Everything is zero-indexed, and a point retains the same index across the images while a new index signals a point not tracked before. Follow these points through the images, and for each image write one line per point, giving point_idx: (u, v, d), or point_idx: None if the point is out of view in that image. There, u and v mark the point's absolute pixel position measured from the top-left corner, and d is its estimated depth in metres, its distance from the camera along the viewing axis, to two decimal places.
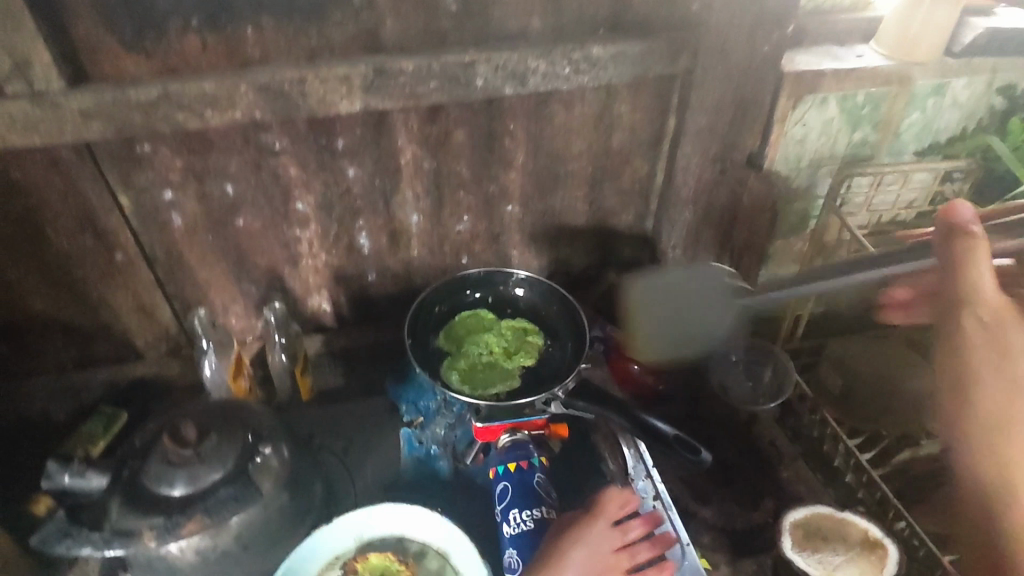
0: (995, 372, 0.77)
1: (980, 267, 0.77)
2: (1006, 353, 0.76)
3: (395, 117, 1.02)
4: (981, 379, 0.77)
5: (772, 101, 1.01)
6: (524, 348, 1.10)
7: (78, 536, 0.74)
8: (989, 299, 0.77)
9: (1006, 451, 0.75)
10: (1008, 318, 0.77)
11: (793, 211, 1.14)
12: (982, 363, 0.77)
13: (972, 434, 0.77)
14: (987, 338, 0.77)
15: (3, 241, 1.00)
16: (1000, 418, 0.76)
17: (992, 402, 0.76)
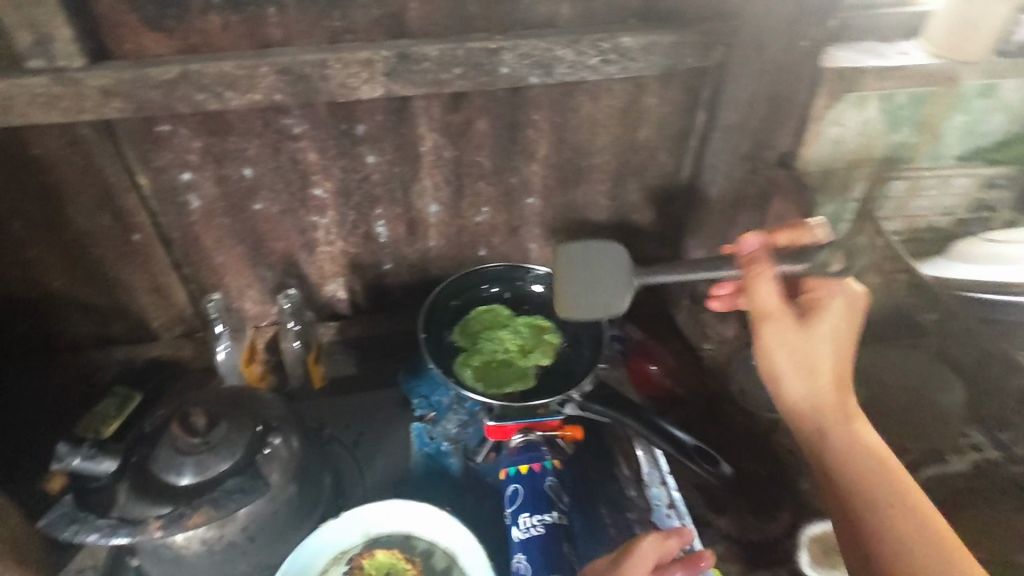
0: (804, 380, 0.76)
1: (759, 289, 0.79)
2: (818, 359, 0.76)
3: (417, 104, 0.99)
4: (796, 388, 0.76)
5: (807, 99, 0.96)
6: (540, 346, 1.07)
7: (84, 522, 0.72)
8: (768, 313, 0.78)
9: (834, 452, 0.73)
10: (813, 322, 0.77)
11: (824, 213, 1.10)
12: (791, 371, 0.76)
13: (830, 436, 0.74)
14: (791, 348, 0.76)
15: (22, 218, 0.99)
16: (820, 419, 0.75)
17: (808, 405, 0.76)
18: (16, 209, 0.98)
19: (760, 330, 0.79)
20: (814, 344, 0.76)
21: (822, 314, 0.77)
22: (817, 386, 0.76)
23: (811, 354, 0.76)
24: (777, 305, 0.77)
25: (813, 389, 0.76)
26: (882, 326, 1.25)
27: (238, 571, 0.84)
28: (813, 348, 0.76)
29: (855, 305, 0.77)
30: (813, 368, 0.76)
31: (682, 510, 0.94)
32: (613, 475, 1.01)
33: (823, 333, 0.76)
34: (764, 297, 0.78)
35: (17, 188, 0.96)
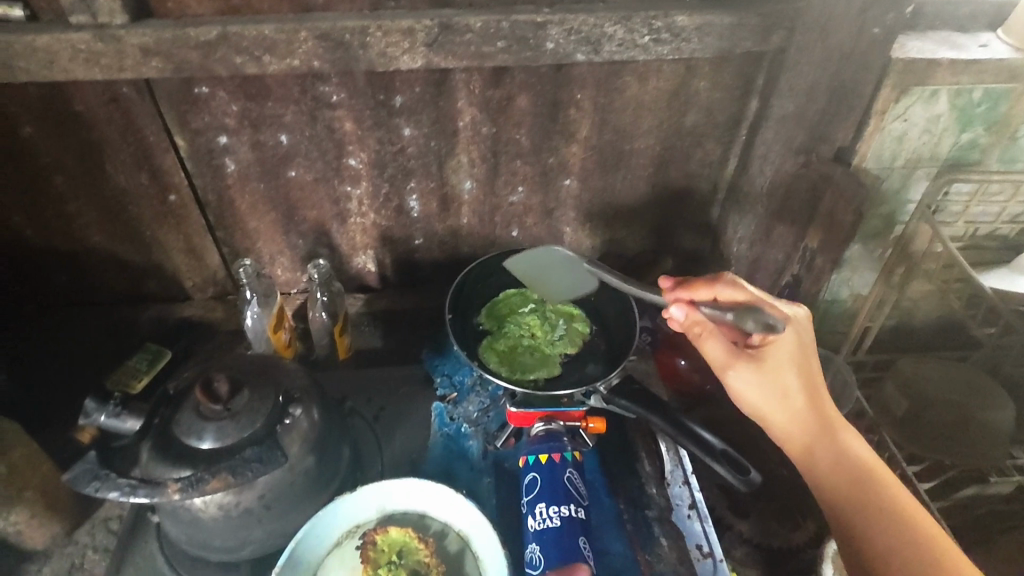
0: (782, 409, 0.79)
1: (707, 348, 0.81)
2: (785, 386, 0.79)
3: (457, 77, 0.96)
4: (774, 418, 0.79)
5: (873, 90, 0.90)
6: (568, 333, 1.05)
7: (106, 479, 0.73)
8: (722, 365, 0.81)
9: (824, 471, 0.76)
10: (769, 357, 0.80)
11: (877, 215, 1.03)
12: (767, 404, 0.79)
13: (817, 458, 0.77)
14: (756, 386, 0.80)
15: (64, 173, 1.00)
16: (806, 441, 0.78)
17: (791, 430, 0.79)
18: (58, 163, 0.99)
19: (725, 380, 0.81)
20: (778, 373, 0.79)
21: (775, 344, 0.80)
22: (794, 410, 0.78)
23: (780, 382, 0.79)
24: (727, 355, 0.80)
25: (790, 416, 0.79)
26: (928, 336, 1.19)
27: (253, 537, 0.85)
28: (778, 377, 0.79)
29: (801, 329, 0.81)
30: (785, 396, 0.79)
31: (704, 512, 0.92)
32: (634, 471, 0.98)
33: (782, 359, 0.79)
34: (713, 351, 0.81)
35: (59, 143, 0.96)
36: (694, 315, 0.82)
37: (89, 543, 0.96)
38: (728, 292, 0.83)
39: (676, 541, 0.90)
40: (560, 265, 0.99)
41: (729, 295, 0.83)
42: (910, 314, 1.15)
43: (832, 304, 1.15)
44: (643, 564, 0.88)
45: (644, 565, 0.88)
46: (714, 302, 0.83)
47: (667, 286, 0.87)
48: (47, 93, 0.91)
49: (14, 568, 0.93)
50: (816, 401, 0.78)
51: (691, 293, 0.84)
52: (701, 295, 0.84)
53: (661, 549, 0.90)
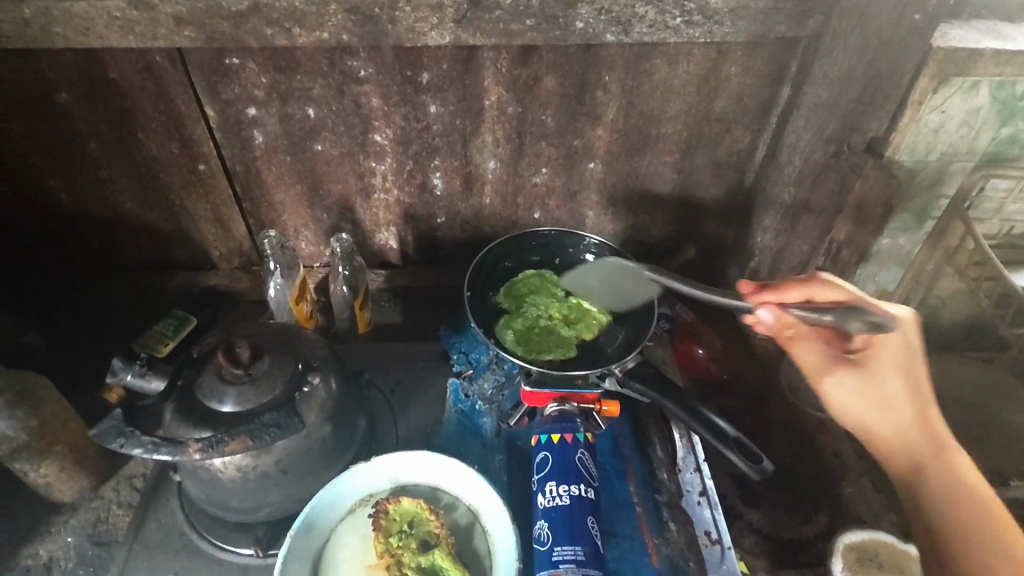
0: (885, 420, 0.77)
1: (799, 351, 0.83)
2: (888, 396, 0.77)
3: (485, 54, 0.96)
4: (878, 430, 0.78)
5: (910, 81, 0.84)
6: (586, 316, 1.05)
7: (130, 436, 0.75)
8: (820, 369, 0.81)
9: (933, 491, 0.73)
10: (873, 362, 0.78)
11: (909, 208, 0.98)
12: (868, 414, 0.78)
13: (925, 475, 0.74)
14: (855, 394, 0.79)
15: (99, 139, 1.02)
16: (913, 457, 0.75)
17: (896, 445, 0.76)
18: (93, 130, 1.01)
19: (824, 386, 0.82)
20: (880, 382, 0.78)
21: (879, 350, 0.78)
22: (900, 424, 0.76)
23: (883, 392, 0.77)
24: (824, 359, 0.82)
25: (895, 429, 0.76)
26: (955, 335, 1.16)
27: (270, 500, 0.87)
28: (880, 385, 0.78)
29: (909, 333, 0.77)
30: (888, 407, 0.77)
31: (714, 499, 0.93)
32: (646, 456, 0.99)
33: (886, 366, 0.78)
34: (808, 356, 0.83)
35: (94, 110, 0.99)
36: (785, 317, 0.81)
37: (114, 498, 1.00)
38: (823, 292, 0.80)
39: (684, 527, 0.91)
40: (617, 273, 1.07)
41: (824, 295, 0.80)
42: (937, 312, 1.13)
43: None
44: (650, 547, 0.89)
45: (651, 549, 0.89)
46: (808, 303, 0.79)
47: (748, 290, 0.83)
48: (83, 60, 0.92)
49: (44, 518, 0.98)
50: (923, 416, 0.76)
51: (779, 294, 0.81)
52: (794, 295, 0.81)
53: (669, 533, 0.90)
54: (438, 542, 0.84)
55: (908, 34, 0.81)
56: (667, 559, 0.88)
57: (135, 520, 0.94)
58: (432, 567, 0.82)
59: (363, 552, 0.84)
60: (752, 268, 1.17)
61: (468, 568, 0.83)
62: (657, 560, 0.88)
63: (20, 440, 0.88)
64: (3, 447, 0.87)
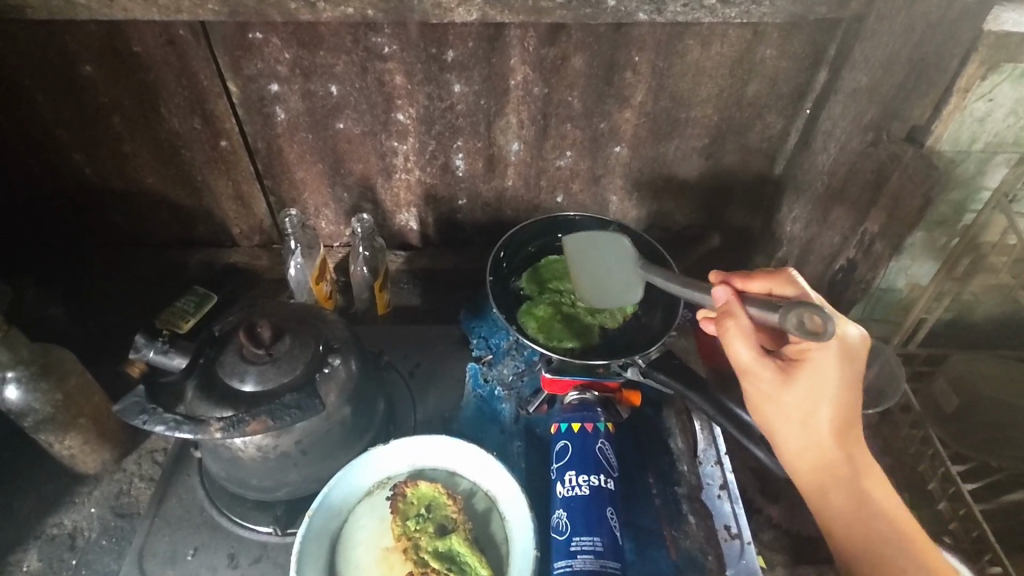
0: (801, 435, 0.73)
1: (733, 344, 0.73)
2: (811, 412, 0.71)
3: (512, 32, 0.93)
4: (791, 445, 0.73)
5: (958, 66, 0.81)
6: (610, 306, 1.03)
7: (152, 414, 0.76)
8: (749, 369, 0.73)
9: (839, 512, 0.71)
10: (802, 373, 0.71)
11: (948, 201, 0.94)
12: (783, 427, 0.73)
13: (830, 497, 0.71)
14: (778, 403, 0.73)
15: (121, 113, 1.02)
16: (819, 477, 0.72)
17: (808, 463, 0.73)
18: (116, 104, 1.00)
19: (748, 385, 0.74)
20: (806, 393, 0.71)
21: (813, 363, 0.71)
22: (816, 442, 0.72)
23: (809, 407, 0.71)
24: (754, 359, 0.72)
25: (810, 446, 0.72)
26: (989, 331, 1.13)
27: (289, 479, 0.88)
28: (807, 401, 0.71)
29: (851, 355, 0.70)
30: (809, 423, 0.72)
31: (735, 494, 0.92)
32: (666, 447, 0.98)
33: (815, 383, 0.71)
34: (739, 353, 0.73)
35: (117, 84, 0.98)
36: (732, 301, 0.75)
37: (136, 471, 1.02)
38: (783, 287, 0.77)
39: (703, 520, 0.90)
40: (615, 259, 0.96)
41: (784, 293, 0.77)
42: (971, 308, 1.09)
43: (885, 293, 1.06)
44: (669, 540, 0.88)
45: (670, 541, 0.88)
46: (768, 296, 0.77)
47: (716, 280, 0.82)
48: (105, 33, 0.91)
49: (68, 489, 1.00)
50: (844, 437, 0.71)
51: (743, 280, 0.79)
52: (756, 286, 0.79)
53: (688, 526, 0.90)
54: (456, 527, 0.84)
55: (959, 17, 0.77)
56: (685, 552, 0.87)
57: (157, 494, 0.95)
58: (449, 551, 0.82)
59: (381, 534, 0.84)
60: (779, 258, 1.14)
61: (485, 553, 0.83)
62: (675, 553, 0.87)
63: (46, 412, 0.89)
64: (30, 417, 0.89)
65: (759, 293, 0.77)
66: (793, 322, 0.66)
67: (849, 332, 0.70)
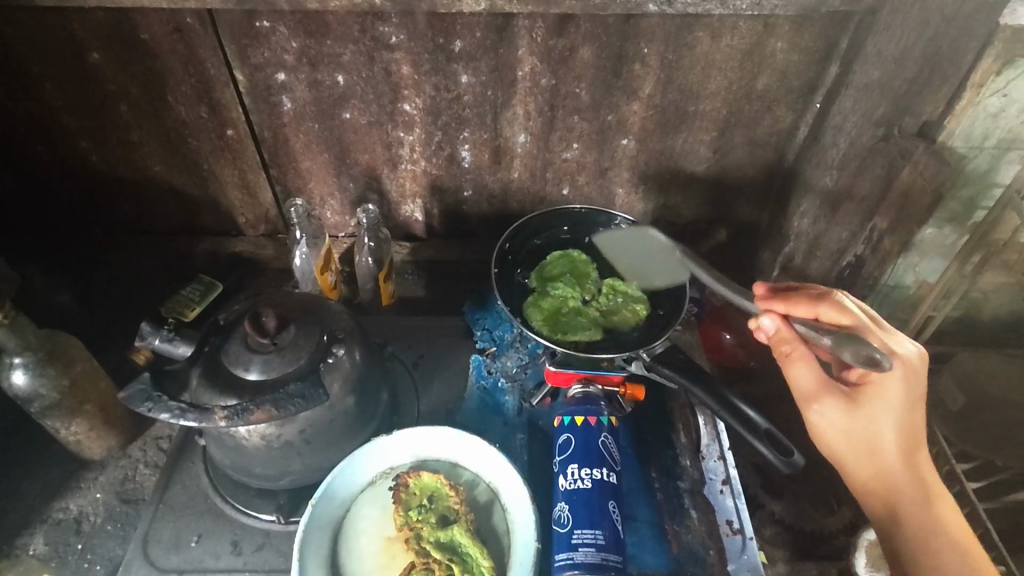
0: (868, 460, 0.74)
1: (793, 373, 0.75)
2: (878, 436, 0.73)
3: (520, 22, 0.93)
4: (858, 468, 0.75)
5: (974, 59, 0.80)
6: (623, 309, 1.00)
7: (157, 401, 0.76)
8: (812, 397, 0.75)
9: (910, 533, 0.72)
10: (866, 398, 0.73)
11: (958, 198, 0.93)
12: (851, 452, 0.74)
13: (900, 516, 0.73)
14: (844, 428, 0.74)
15: (129, 101, 1.02)
16: (888, 497, 0.74)
17: (874, 484, 0.74)
18: (123, 92, 1.00)
19: (809, 412, 0.76)
20: (869, 419, 0.73)
21: (876, 386, 0.73)
22: (883, 464, 0.73)
23: (875, 430, 0.73)
24: (816, 385, 0.74)
25: (877, 468, 0.74)
26: (997, 329, 1.12)
27: (292, 468, 0.88)
28: (872, 424, 0.73)
29: (913, 374, 0.72)
30: (875, 448, 0.73)
31: (737, 489, 0.92)
32: (669, 441, 0.98)
33: (881, 406, 0.73)
34: (800, 378, 0.75)
35: (124, 72, 0.98)
36: (783, 332, 0.76)
37: (141, 457, 1.02)
38: (832, 313, 0.74)
39: (706, 515, 0.90)
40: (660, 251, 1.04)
41: (833, 317, 0.74)
42: (979, 306, 1.08)
43: (894, 289, 1.05)
44: (671, 535, 0.88)
45: (671, 536, 0.88)
46: (815, 322, 0.74)
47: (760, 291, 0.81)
48: (113, 21, 0.91)
49: (75, 473, 1.01)
50: (911, 459, 0.73)
51: (787, 306, 0.77)
52: (800, 311, 0.76)
53: (690, 521, 0.90)
54: (458, 518, 0.84)
55: (975, 10, 0.76)
56: (687, 547, 0.87)
57: (163, 480, 0.95)
58: (450, 542, 0.82)
59: (383, 524, 0.85)
60: (785, 255, 1.12)
61: (487, 544, 0.83)
62: (676, 548, 0.87)
63: (52, 398, 0.90)
64: (37, 403, 0.90)
65: (807, 318, 0.75)
66: (848, 356, 0.67)
67: (908, 354, 0.72)
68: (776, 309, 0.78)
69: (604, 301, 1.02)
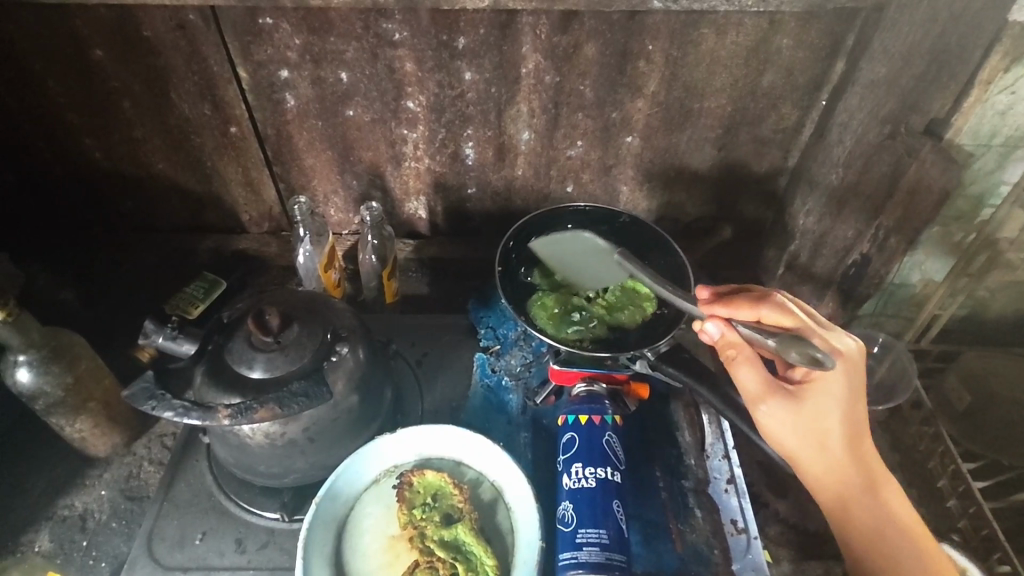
0: (818, 456, 0.74)
1: (739, 375, 0.75)
2: (825, 432, 0.73)
3: (524, 19, 0.92)
4: (810, 464, 0.75)
5: (982, 55, 0.79)
6: (628, 307, 1.00)
7: (161, 399, 0.76)
8: (759, 399, 0.75)
9: (861, 527, 0.73)
10: (811, 394, 0.73)
11: (966, 196, 0.92)
12: (801, 449, 0.74)
13: (852, 510, 0.74)
14: (792, 427, 0.74)
15: (131, 98, 1.02)
16: (840, 492, 0.74)
17: (827, 480, 0.74)
18: (126, 89, 1.00)
19: (758, 414, 0.76)
20: (816, 415, 0.73)
21: (819, 382, 0.73)
22: (833, 460, 0.73)
23: (822, 426, 0.73)
24: (762, 386, 0.74)
25: (829, 465, 0.74)
26: (1004, 328, 1.11)
27: (296, 466, 0.88)
28: (820, 421, 0.73)
29: (853, 368, 0.72)
30: (825, 444, 0.73)
31: (742, 488, 0.92)
32: (674, 440, 0.98)
33: (825, 402, 0.72)
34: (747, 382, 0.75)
35: (127, 69, 0.97)
36: (727, 336, 0.76)
37: (146, 455, 1.03)
38: (775, 315, 0.76)
39: (710, 514, 0.90)
40: (597, 253, 1.05)
41: (776, 319, 0.76)
42: (986, 305, 1.08)
43: (900, 287, 1.04)
44: (675, 534, 0.88)
45: (676, 535, 0.88)
46: (758, 325, 0.76)
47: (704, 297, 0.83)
48: (116, 17, 0.91)
49: (80, 471, 1.01)
50: (859, 452, 0.74)
51: (730, 310, 0.78)
52: (743, 314, 0.77)
53: (695, 521, 0.89)
54: (462, 517, 0.84)
55: (983, 7, 0.75)
56: (691, 546, 0.87)
57: (167, 478, 0.96)
58: (454, 541, 0.82)
59: (387, 522, 0.85)
60: (790, 252, 1.11)
61: (491, 543, 0.83)
62: (681, 547, 0.87)
63: (57, 396, 0.90)
64: (42, 400, 0.90)
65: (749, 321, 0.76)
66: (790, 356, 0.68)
67: (847, 348, 0.73)
68: (719, 314, 0.78)
69: (608, 298, 1.01)
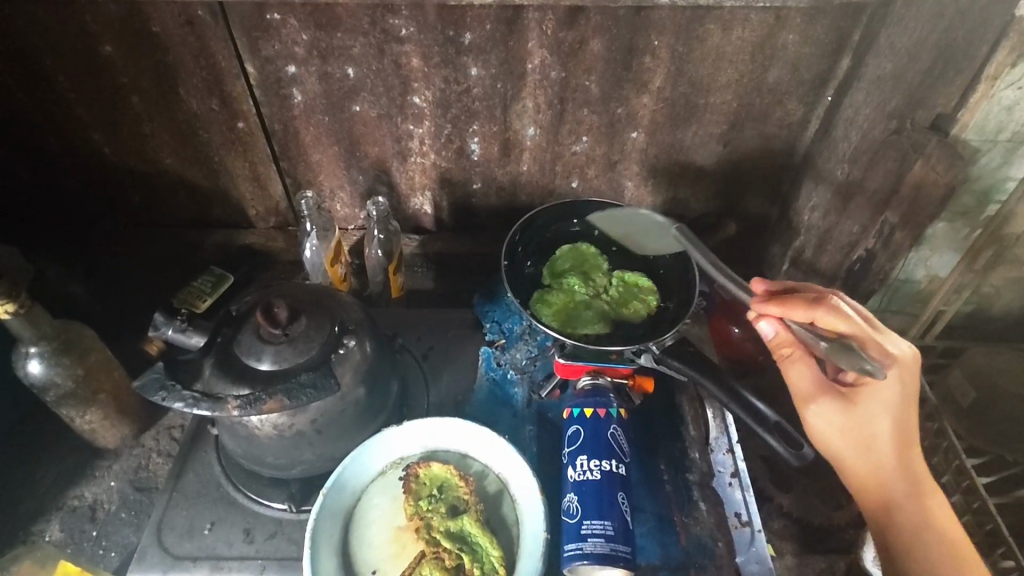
0: (864, 459, 0.74)
1: (791, 375, 0.78)
2: (873, 435, 0.74)
3: (530, 15, 0.92)
4: (853, 465, 0.75)
5: (988, 52, 0.77)
6: (633, 302, 1.00)
7: (171, 390, 0.77)
8: (809, 399, 0.76)
9: (902, 532, 0.72)
10: (862, 399, 0.74)
11: (970, 191, 0.91)
12: (847, 451, 0.75)
13: (894, 514, 0.73)
14: (841, 429, 0.75)
15: (141, 94, 1.02)
16: (883, 495, 0.74)
17: (869, 481, 0.75)
18: (135, 84, 1.01)
19: (805, 413, 0.77)
20: (865, 418, 0.74)
21: (872, 387, 0.74)
22: (878, 462, 0.74)
23: (869, 430, 0.74)
24: (814, 386, 0.76)
25: (874, 466, 0.74)
26: (1009, 323, 1.11)
27: (304, 458, 0.89)
28: (869, 423, 0.74)
29: (907, 373, 0.73)
30: (871, 448, 0.74)
31: (746, 482, 0.93)
32: (679, 434, 0.98)
33: (877, 407, 0.74)
34: (799, 381, 0.77)
35: (136, 65, 0.98)
36: (782, 336, 0.77)
37: (154, 447, 1.04)
38: (830, 319, 0.74)
39: (714, 507, 0.91)
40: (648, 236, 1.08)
41: (831, 322, 0.74)
42: (991, 301, 1.08)
43: (904, 283, 1.04)
44: (679, 526, 0.89)
45: (680, 528, 0.89)
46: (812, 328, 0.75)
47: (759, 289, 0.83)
48: (125, 13, 0.91)
49: (88, 462, 1.02)
50: (905, 459, 0.74)
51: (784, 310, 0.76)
52: (797, 315, 0.75)
53: (699, 513, 0.90)
54: (467, 508, 0.85)
55: (990, 4, 0.74)
56: (695, 539, 0.88)
57: (176, 469, 0.97)
58: (460, 532, 0.83)
59: (392, 513, 0.86)
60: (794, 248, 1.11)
61: (497, 535, 0.84)
62: (685, 540, 0.88)
63: (68, 387, 0.91)
64: (52, 392, 0.91)
65: (803, 324, 0.75)
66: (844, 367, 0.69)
67: (901, 352, 0.73)
68: (773, 313, 0.77)
69: (611, 293, 1.01)
